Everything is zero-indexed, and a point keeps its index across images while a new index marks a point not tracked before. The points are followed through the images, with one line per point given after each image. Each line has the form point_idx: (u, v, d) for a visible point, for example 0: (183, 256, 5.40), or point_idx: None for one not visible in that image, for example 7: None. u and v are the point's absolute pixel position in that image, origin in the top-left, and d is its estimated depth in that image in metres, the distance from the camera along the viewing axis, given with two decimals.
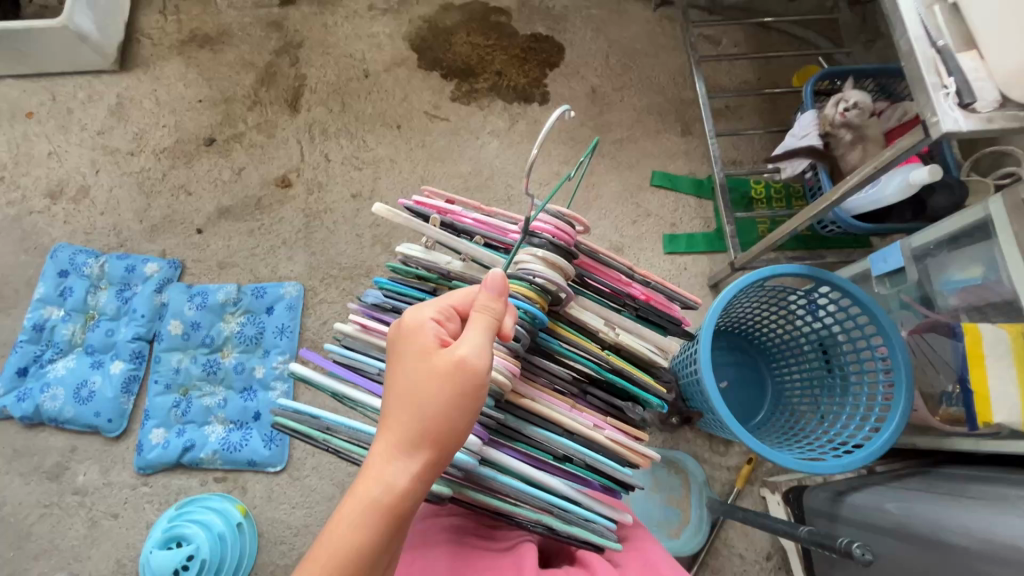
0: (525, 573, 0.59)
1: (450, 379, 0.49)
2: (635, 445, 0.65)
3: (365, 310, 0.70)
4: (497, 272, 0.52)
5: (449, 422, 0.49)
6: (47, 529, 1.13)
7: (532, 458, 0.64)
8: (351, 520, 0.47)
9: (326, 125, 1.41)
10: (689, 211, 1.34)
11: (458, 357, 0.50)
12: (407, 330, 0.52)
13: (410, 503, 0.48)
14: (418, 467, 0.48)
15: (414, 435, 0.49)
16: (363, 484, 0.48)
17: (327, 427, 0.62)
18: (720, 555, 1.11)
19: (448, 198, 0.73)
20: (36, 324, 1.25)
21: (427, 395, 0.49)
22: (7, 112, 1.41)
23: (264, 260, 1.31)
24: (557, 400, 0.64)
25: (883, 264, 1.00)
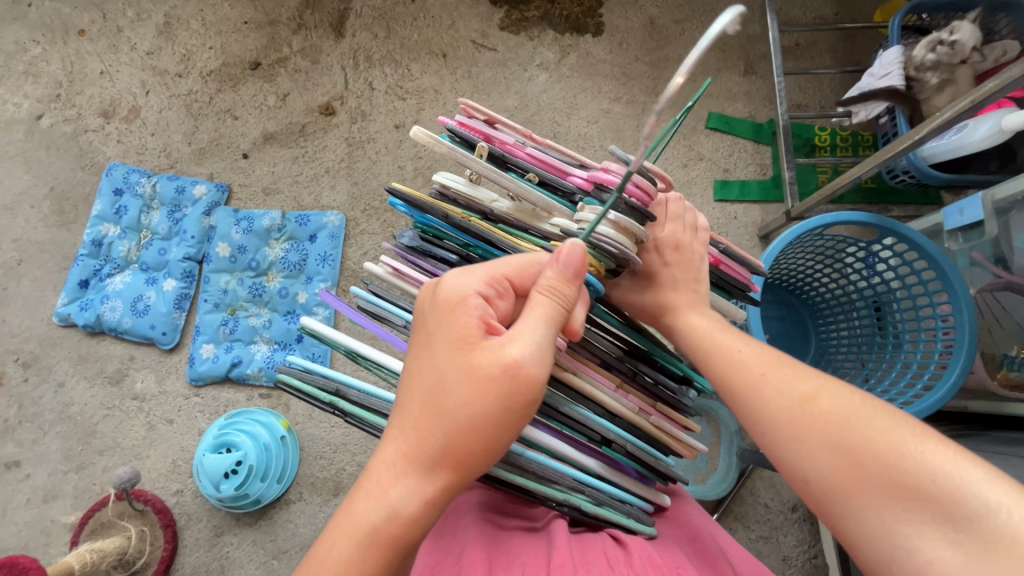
0: (556, 547, 0.58)
1: (484, 387, 0.46)
2: (680, 435, 0.67)
3: (400, 252, 0.67)
4: (574, 249, 0.50)
5: (474, 439, 0.47)
6: (111, 429, 1.22)
7: (568, 435, 0.65)
8: (347, 553, 0.45)
9: (370, 51, 1.38)
10: (744, 157, 1.27)
11: (497, 362, 0.47)
12: (450, 307, 0.50)
13: (420, 528, 0.47)
14: (434, 488, 0.47)
15: (434, 449, 0.47)
16: (364, 508, 0.46)
17: (337, 389, 0.63)
18: (745, 503, 1.12)
19: (488, 119, 0.67)
20: (94, 240, 1.31)
21: (456, 405, 0.47)
22: (61, 29, 1.42)
23: (308, 188, 1.32)
24: (603, 380, 0.64)
25: (958, 217, 0.91)
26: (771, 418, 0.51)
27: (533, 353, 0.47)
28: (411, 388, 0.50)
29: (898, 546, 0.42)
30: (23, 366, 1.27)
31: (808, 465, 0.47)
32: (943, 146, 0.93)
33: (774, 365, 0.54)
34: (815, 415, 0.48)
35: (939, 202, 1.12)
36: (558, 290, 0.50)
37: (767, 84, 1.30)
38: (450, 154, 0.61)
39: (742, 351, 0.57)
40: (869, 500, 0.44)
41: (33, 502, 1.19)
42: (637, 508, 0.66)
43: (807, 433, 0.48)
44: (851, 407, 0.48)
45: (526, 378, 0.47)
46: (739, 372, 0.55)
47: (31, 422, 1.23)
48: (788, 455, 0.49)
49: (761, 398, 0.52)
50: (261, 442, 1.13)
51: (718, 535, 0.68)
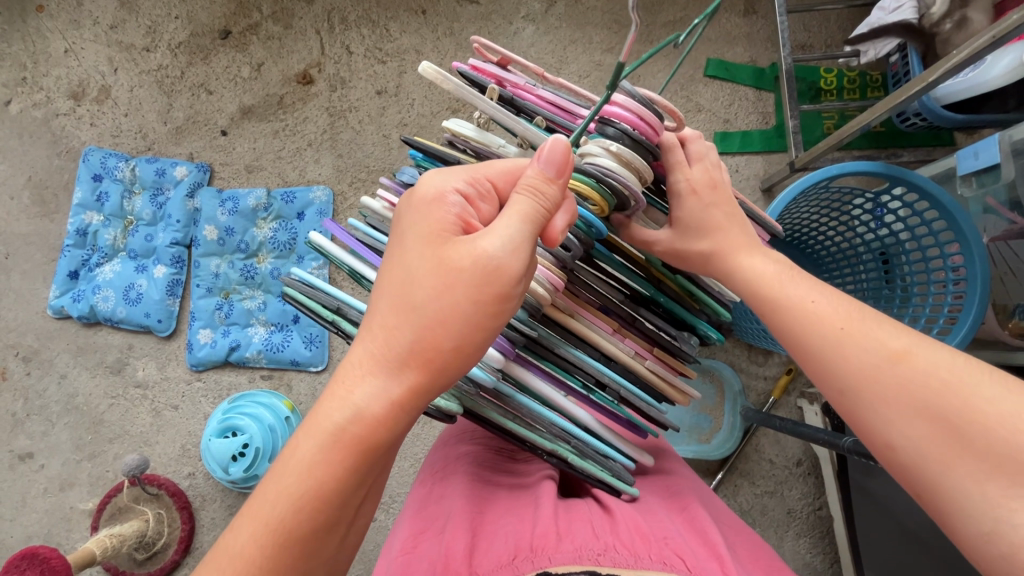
0: (542, 508, 0.58)
1: (456, 280, 0.44)
2: (675, 381, 0.64)
3: (398, 187, 0.64)
4: (557, 144, 0.46)
5: (444, 337, 0.43)
6: (118, 417, 1.23)
7: (556, 378, 0.63)
8: (308, 461, 0.41)
9: (345, 12, 1.29)
10: (746, 105, 1.20)
11: (471, 254, 0.44)
12: (427, 199, 0.47)
13: (383, 435, 0.42)
14: (399, 391, 0.43)
15: (401, 346, 0.43)
16: (325, 409, 0.42)
17: (338, 308, 0.61)
18: (749, 460, 1.13)
19: (502, 58, 0.61)
20: (79, 229, 1.28)
21: (428, 297, 0.44)
22: (18, 6, 1.34)
23: (292, 163, 1.27)
24: (600, 323, 0.63)
25: (972, 161, 0.85)
26: (854, 379, 0.46)
27: (508, 246, 0.44)
28: (383, 285, 0.47)
29: (995, 518, 0.38)
30: (24, 360, 1.27)
31: (897, 429, 0.43)
32: (958, 86, 0.88)
33: (856, 317, 0.49)
34: (908, 380, 0.43)
35: (952, 143, 1.06)
36: (539, 189, 0.46)
37: (769, 23, 1.22)
38: (458, 92, 0.55)
39: (817, 302, 0.51)
40: (966, 472, 0.40)
41: (50, 491, 1.21)
42: (619, 465, 0.64)
43: (897, 397, 0.43)
44: (948, 371, 0.43)
45: (499, 271, 0.44)
46: (813, 325, 0.50)
47: (39, 415, 1.24)
48: (873, 417, 0.45)
49: (841, 355, 0.47)
50: (265, 424, 1.12)
51: (707, 502, 0.68)
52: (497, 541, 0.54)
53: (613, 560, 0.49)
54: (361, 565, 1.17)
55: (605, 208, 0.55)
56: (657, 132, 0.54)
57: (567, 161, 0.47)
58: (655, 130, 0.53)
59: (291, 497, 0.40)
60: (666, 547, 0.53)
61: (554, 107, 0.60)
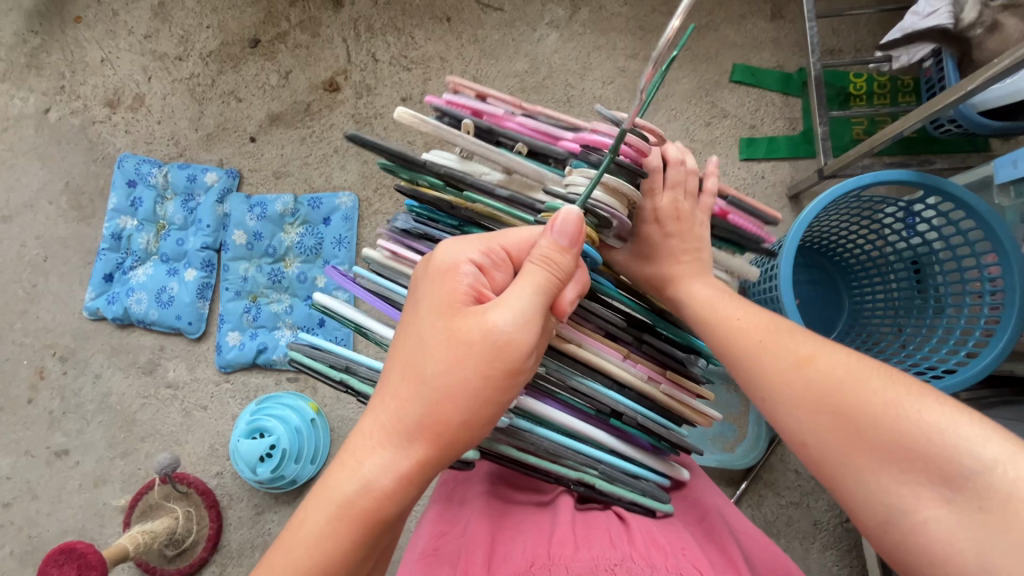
0: (560, 518, 0.59)
1: (466, 354, 0.45)
2: (692, 403, 0.64)
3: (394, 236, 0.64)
4: (568, 216, 0.47)
5: (453, 410, 0.45)
6: (149, 416, 1.27)
7: (571, 407, 0.63)
8: (320, 526, 0.42)
9: (371, 20, 1.31)
10: (772, 111, 1.19)
11: (482, 327, 0.45)
12: (443, 270, 0.48)
13: (393, 506, 0.44)
14: (408, 463, 0.44)
15: (412, 417, 0.45)
16: (338, 477, 0.44)
17: (347, 366, 0.63)
18: (775, 470, 1.12)
19: (478, 92, 0.62)
20: (114, 233, 1.32)
21: (439, 371, 0.45)
22: (57, 17, 1.39)
23: (318, 169, 1.29)
24: (610, 350, 0.62)
25: (1010, 170, 0.83)
26: (770, 389, 0.51)
27: (518, 320, 0.45)
28: (398, 351, 0.48)
29: (893, 507, 0.42)
30: (61, 359, 1.31)
31: (804, 428, 0.47)
32: (998, 93, 0.86)
33: (772, 331, 0.54)
34: (812, 379, 0.48)
35: (988, 149, 1.04)
36: (553, 260, 0.47)
37: (796, 28, 1.20)
38: (437, 133, 0.56)
39: (740, 320, 0.58)
40: (861, 461, 0.43)
41: (85, 487, 1.25)
42: (652, 482, 0.66)
43: (803, 399, 0.48)
44: (846, 369, 0.47)
45: (508, 344, 0.45)
46: (737, 339, 0.56)
47: (75, 413, 1.28)
48: (787, 420, 0.49)
49: (759, 365, 0.52)
50: (291, 425, 1.15)
51: (727, 510, 0.68)
52: (516, 549, 0.55)
53: (628, 570, 0.49)
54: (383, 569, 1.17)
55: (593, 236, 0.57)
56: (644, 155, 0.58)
57: (577, 233, 0.47)
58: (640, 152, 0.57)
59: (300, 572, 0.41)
60: (683, 559, 0.53)
61: (535, 133, 0.60)
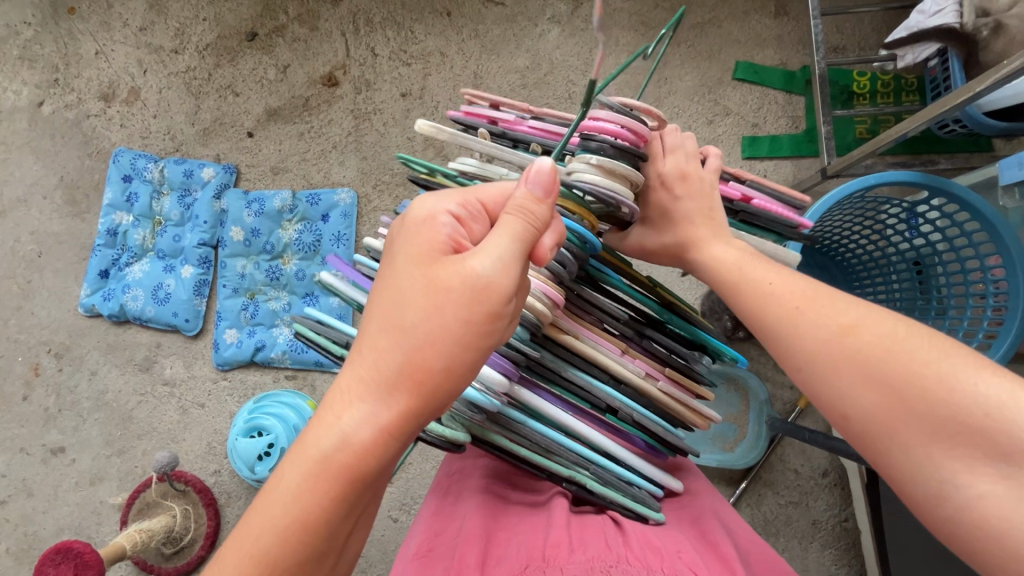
0: (555, 519, 0.59)
1: (444, 297, 0.44)
2: (689, 402, 0.63)
3: (406, 217, 0.65)
4: (542, 164, 0.46)
5: (432, 356, 0.43)
6: (146, 414, 1.26)
7: (566, 402, 0.64)
8: (298, 481, 0.41)
9: (370, 14, 1.30)
10: (775, 109, 1.18)
11: (460, 273, 0.44)
12: (422, 220, 0.47)
13: (371, 462, 0.42)
14: (385, 415, 0.43)
15: (389, 365, 0.43)
16: (315, 432, 0.43)
17: (347, 342, 0.63)
18: (774, 470, 1.12)
19: (493, 102, 0.64)
20: (109, 229, 1.30)
21: (416, 317, 0.44)
22: (50, 9, 1.37)
23: (316, 165, 1.28)
24: (607, 344, 0.62)
25: (1016, 171, 0.82)
26: (811, 355, 0.47)
27: (497, 265, 0.44)
28: (374, 303, 0.46)
29: (942, 482, 0.40)
30: (56, 356, 1.30)
31: (849, 401, 0.44)
32: (1003, 94, 0.85)
33: (808, 296, 0.50)
34: (855, 349, 0.45)
35: (991, 149, 1.04)
36: (529, 209, 0.46)
37: (800, 25, 1.19)
38: (453, 140, 0.56)
39: (776, 279, 0.53)
40: (913, 438, 0.41)
41: (81, 485, 1.24)
42: (643, 490, 0.64)
43: (850, 370, 0.44)
44: (893, 337, 0.44)
45: (488, 288, 0.44)
46: (768, 307, 0.52)
47: (70, 410, 1.27)
48: (830, 392, 0.46)
49: (796, 333, 0.48)
50: (290, 424, 1.13)
51: (723, 514, 0.67)
52: (511, 549, 0.55)
53: (624, 572, 0.49)
54: (382, 566, 1.17)
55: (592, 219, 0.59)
56: (645, 139, 0.57)
57: (554, 181, 0.47)
58: (638, 134, 0.56)
59: (277, 532, 0.41)
60: (679, 561, 0.53)
61: (548, 134, 0.60)
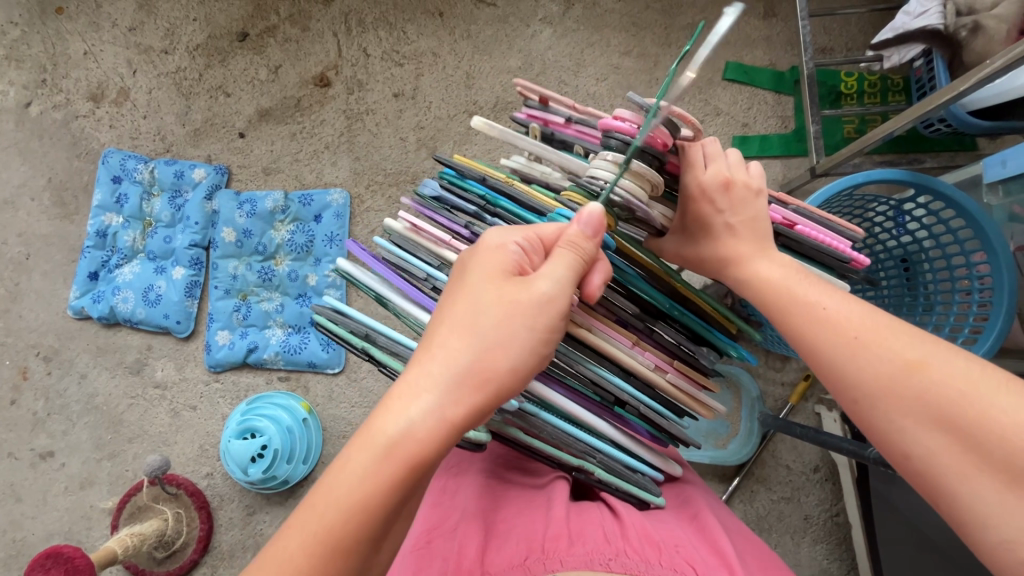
0: (554, 508, 0.59)
1: (516, 311, 0.45)
2: (696, 395, 0.62)
3: (419, 206, 0.63)
4: (593, 209, 0.47)
5: (501, 362, 0.44)
6: (137, 417, 1.24)
7: (579, 395, 0.63)
8: (364, 466, 0.42)
9: (362, 14, 1.30)
10: (765, 109, 1.19)
11: (525, 293, 0.46)
12: (483, 248, 0.49)
13: (435, 452, 0.42)
14: (449, 410, 0.43)
15: (457, 367, 0.44)
16: (379, 422, 0.43)
17: (367, 334, 0.61)
18: (766, 466, 1.13)
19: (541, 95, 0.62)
20: (99, 231, 1.29)
21: (490, 324, 0.45)
22: (37, 8, 1.35)
23: (309, 165, 1.28)
24: (618, 336, 0.60)
25: (999, 169, 0.84)
26: (874, 390, 0.47)
27: (558, 290, 0.46)
28: (436, 318, 0.47)
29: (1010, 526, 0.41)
30: (45, 359, 1.28)
31: (919, 443, 0.45)
32: (987, 93, 0.86)
33: (869, 324, 0.49)
34: (926, 391, 0.45)
35: (976, 148, 1.05)
36: (578, 245, 0.47)
37: (789, 26, 1.21)
38: (503, 138, 0.58)
39: (835, 306, 0.51)
40: (985, 483, 0.42)
41: (71, 489, 1.23)
42: (648, 477, 0.65)
43: (911, 411, 0.45)
44: (965, 381, 0.44)
45: (552, 308, 0.46)
46: (827, 330, 0.50)
47: (60, 414, 1.26)
48: (895, 431, 0.46)
49: (854, 367, 0.48)
50: (281, 426, 1.13)
51: (717, 510, 0.68)
52: (510, 542, 0.55)
53: (624, 566, 0.51)
54: None
55: (611, 220, 0.56)
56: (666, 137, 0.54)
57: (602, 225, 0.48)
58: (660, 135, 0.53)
59: (346, 510, 0.41)
60: (677, 555, 0.53)
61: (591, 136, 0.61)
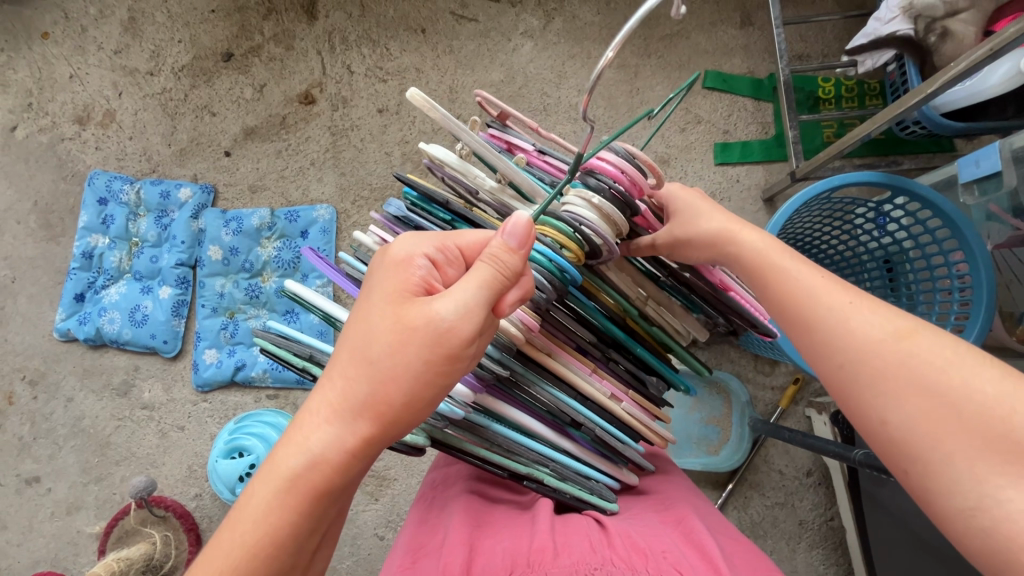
0: (540, 524, 0.58)
1: (408, 339, 0.44)
2: (649, 424, 0.67)
3: (387, 221, 0.67)
4: (520, 219, 0.46)
5: (395, 392, 0.44)
6: (124, 439, 1.23)
7: (536, 412, 0.64)
8: (265, 498, 0.42)
9: (346, 32, 1.31)
10: (745, 116, 1.21)
11: (425, 315, 0.45)
12: (395, 263, 0.48)
13: (339, 480, 0.43)
14: (352, 441, 0.43)
15: (355, 394, 0.44)
16: (283, 454, 0.43)
17: (310, 355, 0.63)
18: (759, 471, 1.12)
19: (501, 112, 0.65)
20: (85, 252, 1.29)
21: (384, 352, 0.44)
22: (23, 33, 1.36)
23: (295, 182, 1.28)
24: (578, 364, 0.64)
25: (974, 169, 0.86)
26: (856, 349, 0.47)
27: (461, 311, 0.45)
28: (344, 339, 0.47)
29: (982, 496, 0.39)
30: (31, 383, 1.27)
31: (893, 407, 0.44)
32: (958, 95, 0.88)
33: (861, 296, 0.50)
34: (909, 356, 0.44)
35: (953, 149, 1.07)
36: (498, 260, 0.46)
37: (766, 35, 1.23)
38: (445, 123, 0.56)
39: (819, 280, 0.52)
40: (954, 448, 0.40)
41: (57, 514, 1.21)
42: (601, 484, 0.66)
43: (886, 371, 0.45)
44: (950, 352, 0.43)
45: (451, 334, 0.44)
46: (817, 303, 0.50)
47: (45, 438, 1.25)
48: (878, 393, 0.45)
49: (840, 332, 0.48)
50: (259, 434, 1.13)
51: (703, 512, 0.67)
52: (495, 555, 0.54)
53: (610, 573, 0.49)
54: None
55: (579, 255, 0.58)
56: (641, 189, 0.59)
57: (529, 234, 0.47)
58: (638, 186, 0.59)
59: (249, 546, 0.41)
60: (663, 561, 0.53)
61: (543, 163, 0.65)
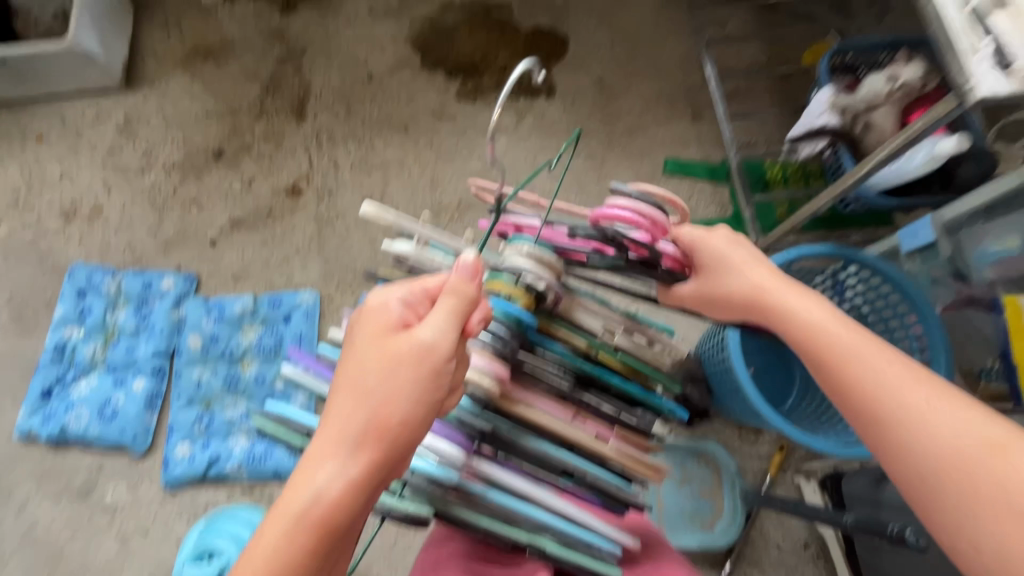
0: None
1: (399, 369, 0.48)
2: (641, 456, 0.67)
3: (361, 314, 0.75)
4: (469, 255, 0.51)
5: (393, 414, 0.47)
6: (81, 549, 1.14)
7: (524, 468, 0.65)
8: (275, 539, 0.45)
9: (333, 131, 1.41)
10: (705, 197, 1.32)
11: (409, 341, 0.49)
12: (371, 308, 0.51)
13: (343, 513, 0.46)
14: (355, 472, 0.46)
15: (354, 427, 0.47)
16: (290, 494, 0.46)
17: None
18: (756, 547, 1.09)
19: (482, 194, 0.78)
20: (58, 345, 1.26)
21: (375, 382, 0.48)
22: (18, 136, 1.42)
23: (279, 270, 1.31)
24: (556, 408, 0.66)
25: (912, 239, 0.94)
26: (948, 469, 0.53)
27: (440, 332, 0.49)
28: (337, 380, 0.50)
29: None
30: None
31: (986, 532, 0.50)
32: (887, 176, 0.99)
33: (941, 399, 0.56)
34: (1007, 479, 0.50)
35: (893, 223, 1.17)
36: (461, 288, 0.50)
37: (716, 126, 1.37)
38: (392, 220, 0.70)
39: (914, 389, 0.58)
40: None
41: None
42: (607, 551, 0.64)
43: (982, 499, 0.50)
44: None
45: (435, 359, 0.49)
46: (908, 417, 0.56)
47: None
48: (965, 519, 0.51)
49: (927, 453, 0.54)
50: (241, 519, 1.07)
51: None
52: None
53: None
54: None
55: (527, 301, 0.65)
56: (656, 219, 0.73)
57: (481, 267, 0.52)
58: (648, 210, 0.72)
59: None
60: None
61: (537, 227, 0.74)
